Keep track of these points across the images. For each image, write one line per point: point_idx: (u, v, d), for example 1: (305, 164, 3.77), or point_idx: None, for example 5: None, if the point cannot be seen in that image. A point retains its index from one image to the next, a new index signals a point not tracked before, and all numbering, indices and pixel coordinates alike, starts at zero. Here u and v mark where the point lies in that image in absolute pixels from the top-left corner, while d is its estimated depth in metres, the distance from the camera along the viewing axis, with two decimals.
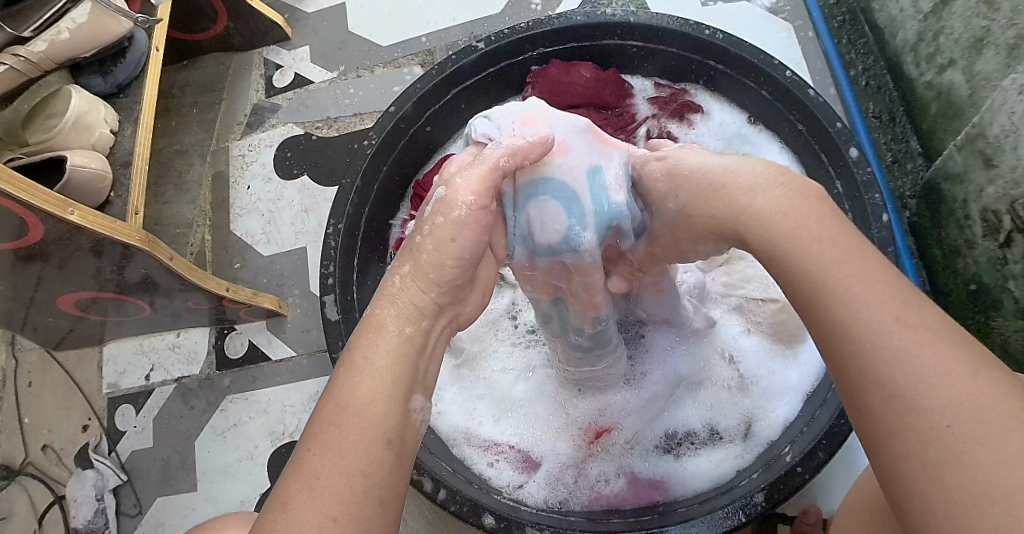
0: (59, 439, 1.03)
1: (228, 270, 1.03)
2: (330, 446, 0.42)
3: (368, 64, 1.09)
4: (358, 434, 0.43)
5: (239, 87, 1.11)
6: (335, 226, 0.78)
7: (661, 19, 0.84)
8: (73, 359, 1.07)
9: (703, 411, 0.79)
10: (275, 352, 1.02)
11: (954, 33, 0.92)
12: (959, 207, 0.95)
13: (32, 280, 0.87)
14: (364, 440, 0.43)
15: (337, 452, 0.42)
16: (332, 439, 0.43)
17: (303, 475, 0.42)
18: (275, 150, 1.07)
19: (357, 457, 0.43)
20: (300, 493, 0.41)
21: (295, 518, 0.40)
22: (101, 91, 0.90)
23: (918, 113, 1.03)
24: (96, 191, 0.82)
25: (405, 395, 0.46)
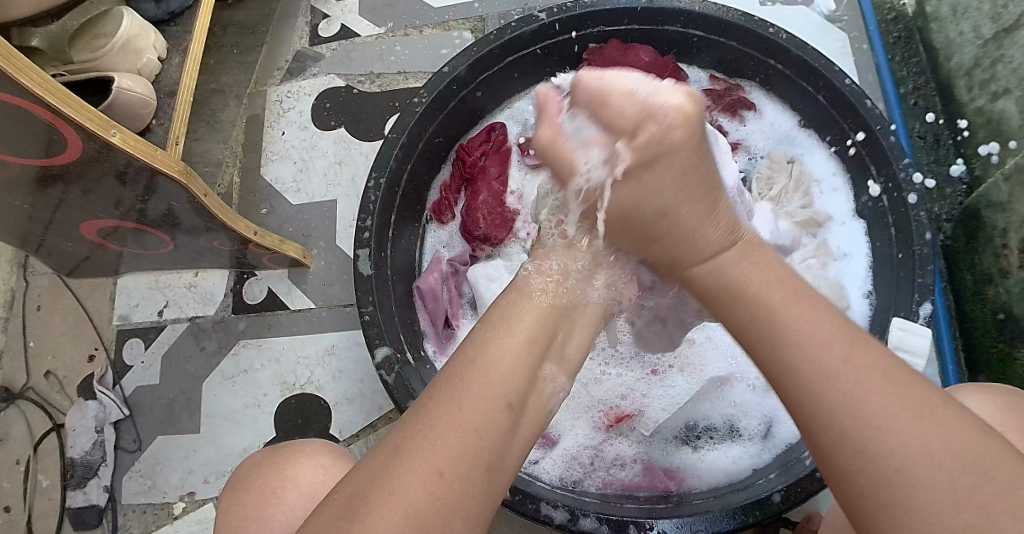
0: (64, 366, 1.02)
1: (254, 215, 1.01)
2: (457, 400, 0.46)
3: (417, 24, 1.07)
4: (482, 391, 0.47)
5: (283, 32, 1.09)
6: (376, 179, 0.77)
7: (726, 11, 0.83)
8: (85, 288, 1.06)
9: (725, 408, 0.78)
10: (294, 302, 1.01)
11: (1014, 61, 0.91)
12: (998, 236, 0.94)
13: (57, 202, 0.86)
14: (488, 399, 0.46)
15: (458, 407, 0.46)
16: (456, 391, 0.46)
17: (428, 420, 0.45)
18: (314, 99, 1.05)
19: (476, 414, 0.46)
20: (421, 437, 0.45)
21: (410, 462, 0.44)
22: (151, 17, 0.89)
23: (964, 138, 1.01)
24: (137, 117, 0.81)
25: (536, 364, 0.50)
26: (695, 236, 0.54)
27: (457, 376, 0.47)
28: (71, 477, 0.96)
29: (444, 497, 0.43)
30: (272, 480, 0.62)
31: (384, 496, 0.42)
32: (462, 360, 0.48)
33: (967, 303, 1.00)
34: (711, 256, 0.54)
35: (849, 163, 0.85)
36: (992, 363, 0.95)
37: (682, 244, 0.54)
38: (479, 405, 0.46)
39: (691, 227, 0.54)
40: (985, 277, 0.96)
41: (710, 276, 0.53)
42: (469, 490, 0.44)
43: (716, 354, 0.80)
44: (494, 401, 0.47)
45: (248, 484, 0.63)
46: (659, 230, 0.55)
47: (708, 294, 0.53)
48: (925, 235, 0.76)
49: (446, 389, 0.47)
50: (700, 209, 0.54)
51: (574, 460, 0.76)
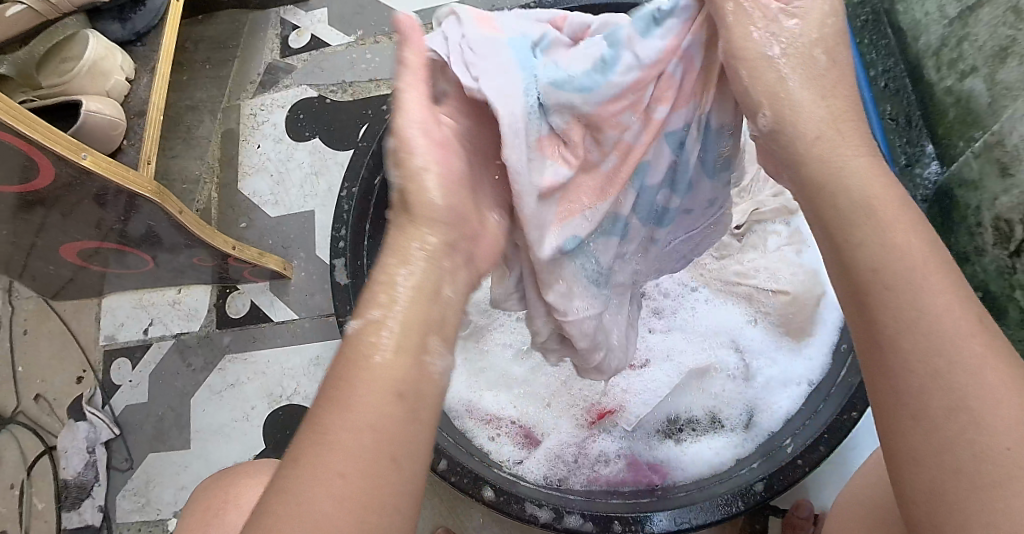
0: (53, 389, 1.02)
1: (234, 229, 1.02)
2: (346, 401, 0.43)
3: (386, 31, 1.07)
4: (370, 385, 0.44)
5: (254, 45, 1.10)
6: (348, 189, 0.77)
7: None
8: (70, 310, 1.06)
9: (706, 399, 0.79)
10: (277, 314, 1.01)
11: (978, 40, 0.92)
12: (972, 214, 0.94)
13: (37, 228, 0.86)
14: (377, 392, 0.44)
15: (348, 408, 0.43)
16: (345, 394, 0.43)
17: (320, 426, 0.42)
18: (288, 111, 1.06)
19: (368, 410, 0.43)
20: (318, 442, 0.42)
21: (308, 473, 0.41)
22: (117, 38, 0.89)
23: (935, 118, 1.02)
24: (108, 139, 0.81)
25: (420, 342, 0.47)
26: (808, 120, 0.50)
27: (342, 375, 0.44)
28: (65, 499, 0.96)
29: (360, 501, 0.41)
30: (213, 503, 0.63)
31: (285, 523, 0.40)
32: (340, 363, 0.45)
33: None
34: (821, 141, 0.49)
35: None
36: None
37: (794, 137, 0.50)
38: (368, 401, 0.43)
39: (811, 108, 0.50)
40: (962, 255, 0.97)
41: (850, 175, 0.48)
42: (381, 486, 0.41)
43: (694, 346, 0.81)
44: (384, 389, 0.44)
45: (197, 507, 0.64)
46: (779, 98, 0.51)
47: (821, 187, 0.48)
48: None
49: (333, 394, 0.44)
50: (824, 96, 0.50)
51: (560, 458, 0.77)
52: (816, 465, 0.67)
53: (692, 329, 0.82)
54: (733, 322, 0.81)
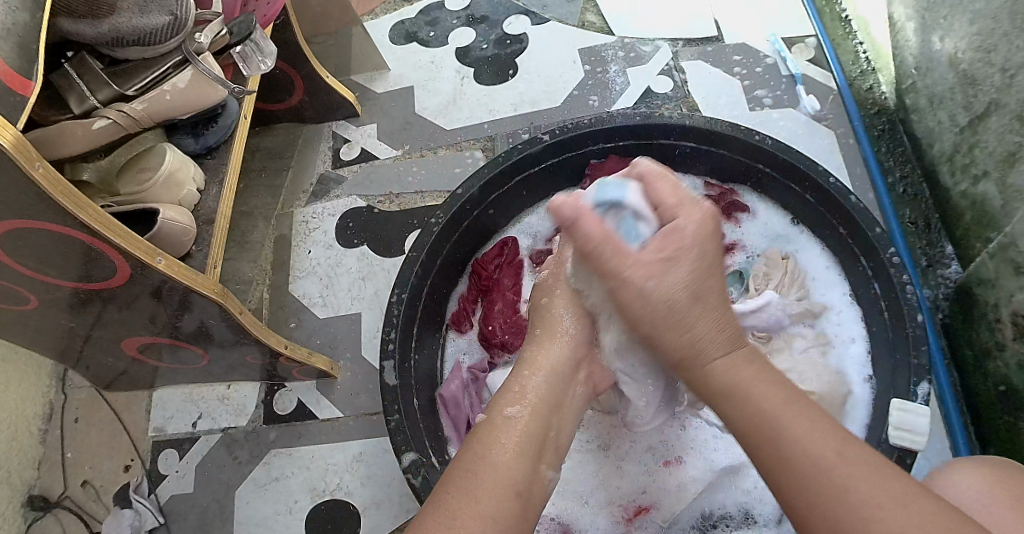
0: (100, 476, 1.06)
1: (283, 329, 1.07)
2: (473, 499, 0.54)
3: (433, 146, 1.17)
4: (492, 484, 0.56)
5: (308, 157, 1.19)
6: (399, 294, 0.83)
7: (716, 123, 0.90)
8: (122, 401, 1.12)
9: (741, 496, 0.81)
10: (322, 412, 1.05)
11: (988, 146, 0.96)
12: (990, 310, 0.97)
13: (96, 319, 0.92)
14: (500, 490, 0.56)
15: (476, 499, 0.54)
16: (469, 489, 0.55)
17: (448, 512, 0.53)
18: (338, 218, 1.13)
19: (491, 505, 0.54)
20: (447, 522, 0.52)
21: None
22: (190, 151, 0.97)
23: (953, 218, 1.06)
24: (179, 243, 0.88)
25: (531, 465, 0.59)
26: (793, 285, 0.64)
27: (473, 473, 0.56)
28: None
29: None
30: None
31: None
32: (471, 466, 0.57)
33: (971, 380, 1.02)
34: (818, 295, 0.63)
35: (841, 257, 0.91)
36: (1001, 435, 0.96)
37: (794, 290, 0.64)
38: (493, 495, 0.55)
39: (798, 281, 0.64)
40: (984, 351, 0.99)
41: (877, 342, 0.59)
42: None
43: (726, 443, 0.83)
44: (505, 491, 0.56)
45: None
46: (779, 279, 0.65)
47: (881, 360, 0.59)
48: (916, 317, 0.80)
49: (461, 482, 0.56)
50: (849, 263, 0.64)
51: None
52: None
53: (726, 428, 0.84)
54: None
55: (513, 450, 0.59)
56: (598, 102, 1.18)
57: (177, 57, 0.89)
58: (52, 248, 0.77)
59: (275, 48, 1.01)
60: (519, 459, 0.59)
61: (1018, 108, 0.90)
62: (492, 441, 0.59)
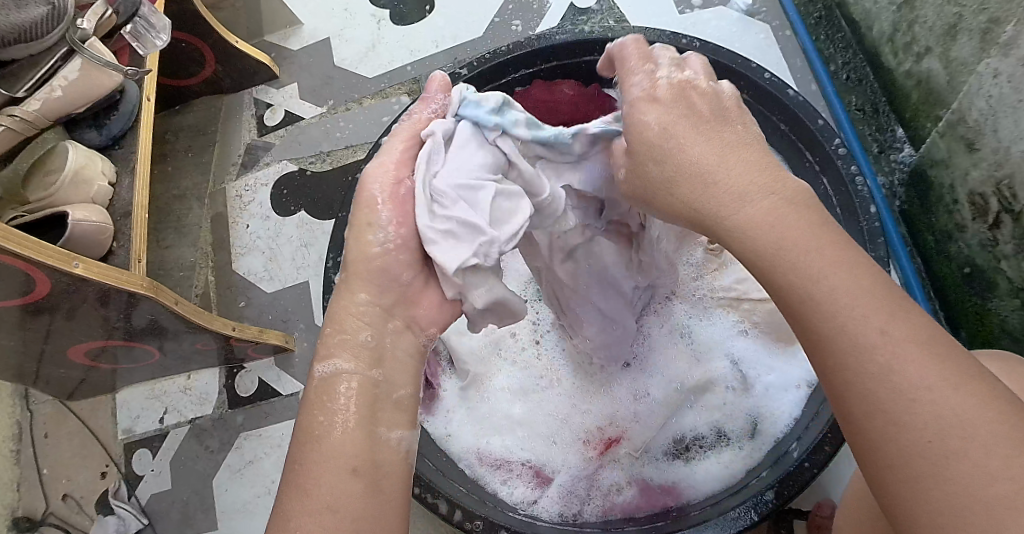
0: (78, 487, 1.04)
1: (233, 309, 1.04)
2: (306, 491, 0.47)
3: (356, 97, 1.12)
4: (324, 468, 0.48)
5: (231, 128, 1.14)
6: (334, 259, 0.80)
7: (641, 31, 0.87)
8: (87, 407, 1.09)
9: (709, 415, 0.80)
10: (285, 387, 1.04)
11: (928, 21, 0.93)
12: (947, 192, 0.95)
13: (43, 333, 0.89)
14: (330, 472, 0.48)
15: (307, 492, 0.47)
16: (303, 479, 0.47)
17: (282, 516, 0.46)
18: (272, 188, 1.10)
19: (327, 493, 0.47)
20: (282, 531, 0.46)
21: None
22: (95, 144, 0.92)
23: (900, 102, 1.03)
24: (96, 243, 0.83)
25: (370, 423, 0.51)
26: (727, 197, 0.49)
27: (297, 464, 0.49)
28: None
29: None
30: None
31: None
32: (299, 447, 0.50)
33: (934, 262, 1.01)
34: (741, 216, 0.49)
35: (782, 150, 0.88)
36: (969, 315, 0.95)
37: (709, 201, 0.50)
38: (323, 479, 0.47)
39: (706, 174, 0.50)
40: (944, 233, 0.97)
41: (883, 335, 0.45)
42: None
43: (686, 362, 0.82)
44: (340, 469, 0.48)
45: None
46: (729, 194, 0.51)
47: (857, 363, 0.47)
48: (869, 208, 0.79)
49: (296, 479, 0.48)
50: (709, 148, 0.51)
51: (573, 493, 0.78)
52: (824, 466, 0.69)
53: (685, 349, 0.82)
54: (726, 335, 0.83)
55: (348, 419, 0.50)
56: (520, 26, 1.13)
57: (63, 48, 0.83)
58: None
59: (167, 21, 0.96)
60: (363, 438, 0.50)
61: None
62: (311, 420, 0.50)
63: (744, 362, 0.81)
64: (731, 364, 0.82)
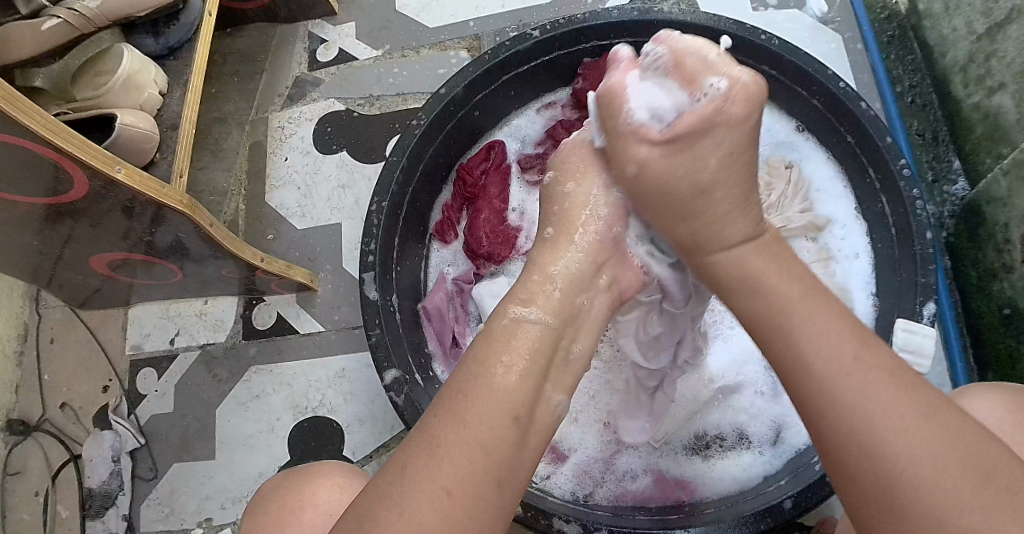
0: (79, 397, 1.03)
1: (261, 241, 1.03)
2: (461, 424, 0.47)
3: (413, 45, 1.10)
4: (486, 408, 0.48)
5: (281, 59, 1.12)
6: (378, 203, 0.78)
7: (718, 21, 0.83)
8: (97, 319, 1.07)
9: (734, 416, 0.79)
10: (303, 325, 1.02)
11: (1007, 56, 0.90)
12: (1000, 231, 0.91)
13: (68, 237, 0.87)
14: (493, 415, 0.48)
15: (463, 424, 0.47)
16: (461, 409, 0.48)
17: (431, 440, 0.47)
18: (316, 123, 1.08)
19: (482, 430, 0.47)
20: (427, 454, 0.47)
21: (412, 485, 0.45)
22: (150, 52, 0.90)
23: (963, 135, 1.00)
24: (140, 151, 0.82)
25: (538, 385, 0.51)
26: None
27: (461, 393, 0.49)
28: (90, 508, 0.97)
29: (453, 517, 0.44)
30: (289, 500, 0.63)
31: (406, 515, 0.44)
32: (470, 378, 0.50)
33: (973, 299, 0.97)
34: None
35: (847, 165, 0.86)
36: (1001, 358, 0.92)
37: None
38: (486, 418, 0.48)
39: None
40: (988, 272, 0.94)
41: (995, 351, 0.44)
42: (479, 505, 0.46)
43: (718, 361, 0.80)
44: (501, 414, 0.49)
45: (272, 500, 0.64)
46: None
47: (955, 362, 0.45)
48: (925, 234, 0.75)
49: (451, 404, 0.49)
50: None
51: (586, 474, 0.77)
52: None
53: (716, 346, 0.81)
54: None
55: (519, 369, 0.51)
56: None
57: None
58: (9, 161, 0.71)
59: None
60: (526, 384, 0.51)
61: None
62: (490, 357, 0.51)
63: None
64: (763, 370, 0.80)
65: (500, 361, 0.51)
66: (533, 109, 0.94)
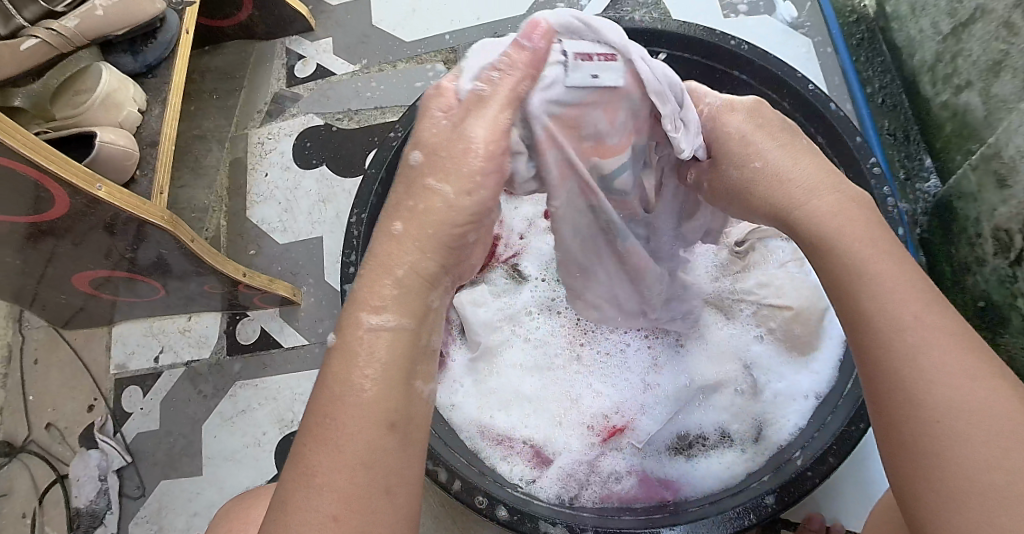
0: (63, 417, 1.03)
1: (243, 256, 1.04)
2: (332, 448, 0.43)
3: (391, 59, 1.11)
4: (354, 422, 0.44)
5: (260, 76, 1.13)
6: (358, 215, 0.79)
7: (688, 27, 0.86)
8: (81, 338, 1.07)
9: (716, 415, 0.80)
10: (287, 340, 1.03)
11: (972, 55, 0.92)
12: (972, 225, 0.93)
13: (49, 257, 0.87)
14: (362, 426, 0.44)
15: (337, 450, 0.43)
16: (326, 432, 0.44)
17: (306, 471, 0.43)
18: (295, 138, 1.08)
19: (358, 448, 0.44)
20: (305, 486, 0.43)
21: (294, 523, 0.42)
22: (129, 70, 0.90)
23: (933, 131, 1.02)
24: (121, 169, 0.82)
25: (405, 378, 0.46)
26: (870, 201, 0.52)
27: (324, 413, 0.45)
28: (77, 527, 0.97)
29: None
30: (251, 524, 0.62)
31: None
32: (323, 394, 0.45)
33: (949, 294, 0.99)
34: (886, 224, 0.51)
35: None
36: None
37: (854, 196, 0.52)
38: (356, 434, 0.44)
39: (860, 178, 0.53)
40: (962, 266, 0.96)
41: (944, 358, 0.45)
42: (370, 523, 0.43)
43: (700, 361, 0.81)
44: (373, 425, 0.45)
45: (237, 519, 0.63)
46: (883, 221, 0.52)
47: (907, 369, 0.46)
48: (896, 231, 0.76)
49: (320, 428, 0.44)
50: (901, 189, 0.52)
51: (571, 477, 0.78)
52: (826, 476, 0.69)
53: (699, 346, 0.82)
54: (743, 339, 0.82)
55: (376, 376, 0.46)
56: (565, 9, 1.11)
57: None
58: None
59: None
60: (389, 385, 0.46)
61: (1007, 13, 0.85)
62: (344, 368, 0.46)
63: (757, 366, 0.81)
64: (744, 368, 0.81)
65: (357, 366, 0.46)
66: None
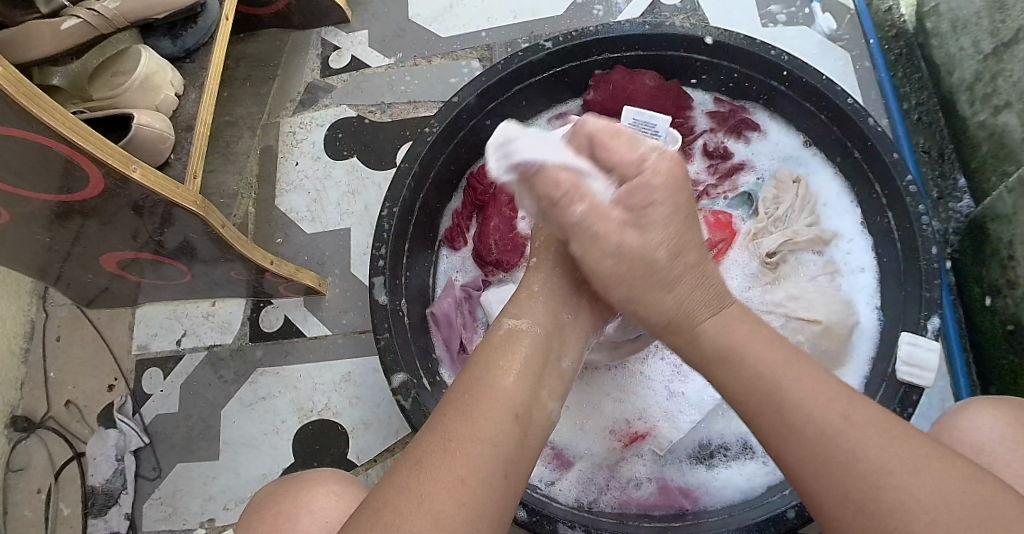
0: (84, 395, 1.03)
1: (269, 244, 1.04)
2: (469, 428, 0.49)
3: (425, 54, 1.11)
4: (483, 415, 0.50)
5: (295, 65, 1.13)
6: (389, 209, 0.79)
7: (729, 36, 0.84)
8: (104, 318, 1.08)
9: (739, 426, 0.79)
10: (311, 330, 1.03)
11: (1014, 76, 0.91)
12: (1004, 248, 0.92)
13: (79, 236, 0.88)
14: (492, 419, 0.50)
15: (458, 427, 0.48)
16: (460, 412, 0.49)
17: (435, 443, 0.48)
18: (327, 129, 1.09)
19: (485, 431, 0.49)
20: (435, 455, 0.47)
21: (428, 488, 0.46)
22: (167, 54, 0.91)
23: (968, 152, 1.01)
24: (155, 152, 0.83)
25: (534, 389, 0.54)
26: None
27: (464, 399, 0.51)
28: (92, 505, 0.98)
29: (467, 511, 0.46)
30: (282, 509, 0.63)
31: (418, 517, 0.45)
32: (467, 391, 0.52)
33: (978, 318, 0.97)
34: None
35: (853, 181, 0.86)
36: (1004, 375, 0.93)
37: None
38: (489, 421, 0.49)
39: None
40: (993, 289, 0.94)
41: None
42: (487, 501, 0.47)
43: None
44: (501, 417, 0.50)
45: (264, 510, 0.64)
46: None
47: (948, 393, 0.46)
48: (930, 250, 0.76)
49: (450, 414, 0.50)
50: None
51: (590, 481, 0.78)
52: None
53: None
54: None
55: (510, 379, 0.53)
56: (601, 12, 1.11)
57: None
58: (30, 158, 0.72)
59: None
60: (506, 386, 0.52)
61: None
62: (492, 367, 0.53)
63: None
64: None
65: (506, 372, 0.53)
66: (545, 117, 0.94)
